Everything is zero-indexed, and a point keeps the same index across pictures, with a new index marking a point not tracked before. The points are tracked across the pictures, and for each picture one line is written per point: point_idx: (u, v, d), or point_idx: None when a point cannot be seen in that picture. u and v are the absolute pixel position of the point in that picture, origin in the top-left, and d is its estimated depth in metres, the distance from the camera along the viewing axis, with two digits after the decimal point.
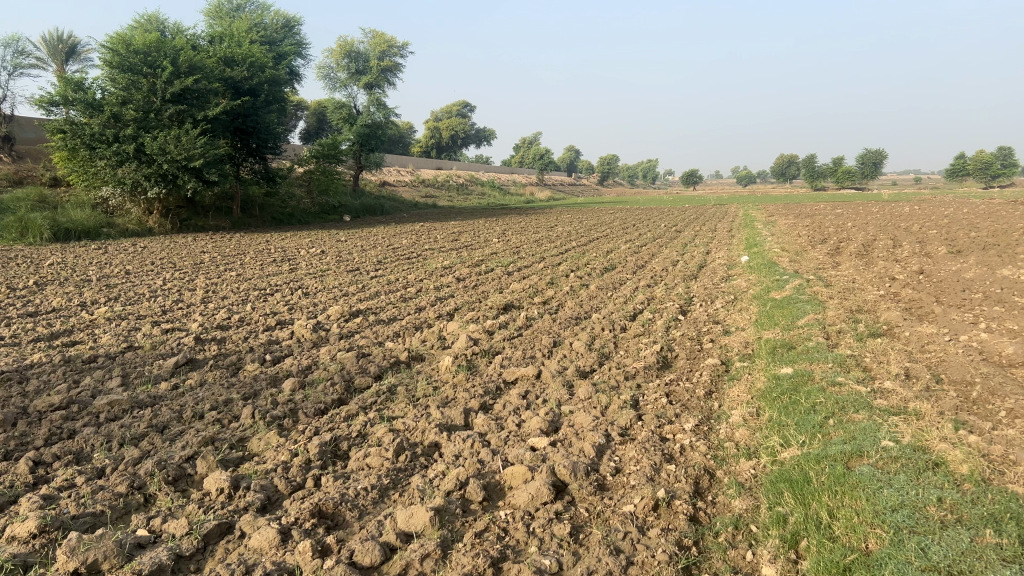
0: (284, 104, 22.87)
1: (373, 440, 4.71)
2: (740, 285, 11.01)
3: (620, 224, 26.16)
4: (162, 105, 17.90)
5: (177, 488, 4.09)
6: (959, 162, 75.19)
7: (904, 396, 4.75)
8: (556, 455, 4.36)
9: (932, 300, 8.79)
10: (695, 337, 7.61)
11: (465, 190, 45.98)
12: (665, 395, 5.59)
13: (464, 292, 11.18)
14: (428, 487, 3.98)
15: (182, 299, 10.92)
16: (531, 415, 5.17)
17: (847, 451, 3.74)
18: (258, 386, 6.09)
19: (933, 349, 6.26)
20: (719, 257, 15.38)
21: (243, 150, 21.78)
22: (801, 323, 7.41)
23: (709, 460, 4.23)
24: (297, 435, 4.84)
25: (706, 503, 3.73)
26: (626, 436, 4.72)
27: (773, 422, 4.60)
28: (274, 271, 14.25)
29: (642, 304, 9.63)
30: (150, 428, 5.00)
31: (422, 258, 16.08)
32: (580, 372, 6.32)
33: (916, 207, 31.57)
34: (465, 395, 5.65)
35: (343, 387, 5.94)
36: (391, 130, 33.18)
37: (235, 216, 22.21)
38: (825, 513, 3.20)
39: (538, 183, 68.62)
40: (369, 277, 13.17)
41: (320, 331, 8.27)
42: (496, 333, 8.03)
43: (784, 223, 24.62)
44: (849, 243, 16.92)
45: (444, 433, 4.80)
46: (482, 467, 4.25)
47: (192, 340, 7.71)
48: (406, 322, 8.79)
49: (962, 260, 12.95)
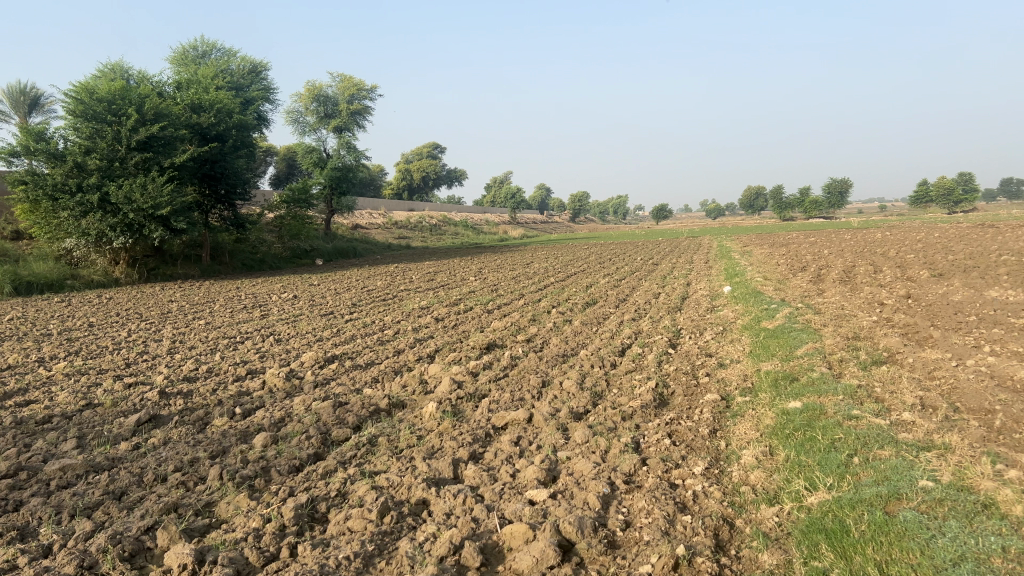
0: (253, 150, 22.53)
1: (353, 500, 4.26)
2: (728, 315, 10.73)
3: (596, 259, 25.93)
4: (127, 153, 17.49)
5: (134, 566, 3.60)
6: (922, 189, 76.53)
7: (927, 427, 4.43)
8: (558, 510, 3.95)
9: (927, 324, 8.56)
10: (690, 371, 7.27)
11: (438, 231, 45.70)
12: (668, 435, 5.21)
13: (444, 332, 10.79)
14: (419, 554, 3.54)
15: (146, 351, 10.38)
16: (525, 464, 4.76)
17: (883, 494, 3.39)
18: (227, 442, 5.61)
19: (942, 376, 5.97)
20: (700, 288, 15.15)
21: (211, 197, 21.33)
22: (800, 353, 7.11)
23: (726, 508, 3.85)
24: (270, 497, 4.38)
25: (731, 558, 3.34)
26: (631, 484, 4.33)
27: (790, 462, 4.23)
28: (244, 318, 13.75)
29: (630, 338, 9.30)
30: (106, 495, 4.50)
31: (398, 299, 15.69)
32: (574, 414, 5.92)
33: (888, 232, 31.77)
34: (452, 444, 5.23)
35: (319, 440, 5.48)
36: (362, 174, 32.88)
37: (204, 264, 21.62)
38: (874, 567, 2.83)
39: (510, 222, 68.58)
40: (344, 320, 12.72)
41: (294, 380, 7.81)
42: (480, 374, 7.62)
43: (761, 252, 24.59)
44: (829, 270, 16.76)
45: (433, 489, 4.38)
46: (476, 527, 3.83)
47: (156, 395, 7.19)
48: (383, 366, 8.36)
49: (946, 283, 12.80)
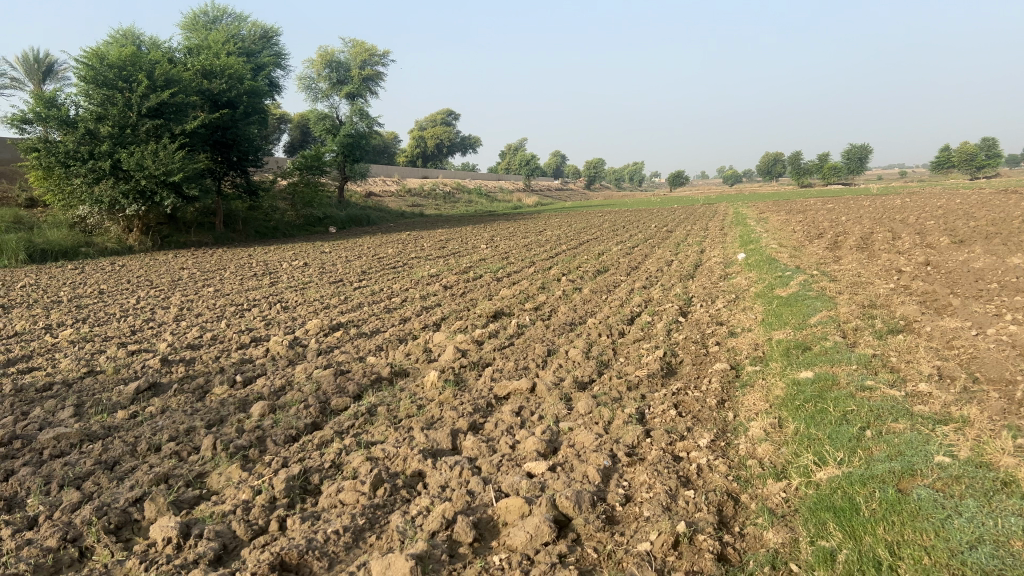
0: (265, 116, 22.32)
1: (347, 471, 4.15)
2: (741, 283, 10.51)
3: (610, 226, 25.60)
4: (138, 119, 17.33)
5: (120, 539, 3.50)
6: (944, 155, 75.21)
7: (945, 399, 4.25)
8: (556, 484, 3.81)
9: (946, 292, 8.32)
10: (699, 340, 7.10)
11: (451, 199, 45.42)
12: (674, 406, 5.06)
13: (452, 300, 10.66)
14: (410, 529, 3.42)
15: (153, 318, 10.31)
16: (525, 435, 4.63)
17: (896, 470, 3.21)
18: (225, 411, 5.51)
19: (961, 346, 5.77)
20: (714, 255, 14.91)
21: (224, 164, 21.17)
22: (813, 321, 6.91)
23: (731, 482, 3.71)
24: (263, 468, 4.27)
25: (734, 535, 3.20)
26: (634, 457, 4.19)
27: (800, 435, 4.07)
28: (254, 285, 13.66)
29: (640, 306, 9.11)
30: (98, 465, 4.41)
31: (409, 267, 15.55)
32: (578, 384, 5.77)
33: (907, 199, 31.23)
34: (452, 414, 5.10)
35: (317, 410, 5.37)
36: (375, 141, 32.58)
37: (218, 232, 21.51)
38: (884, 549, 2.68)
39: (525, 189, 68.07)
40: (352, 288, 12.60)
41: (297, 348, 7.69)
42: (485, 343, 7.47)
43: (777, 219, 24.26)
44: (846, 236, 16.46)
45: (430, 460, 4.25)
46: (471, 500, 3.70)
47: (158, 362, 7.11)
48: (389, 334, 8.24)
49: (967, 250, 12.51)
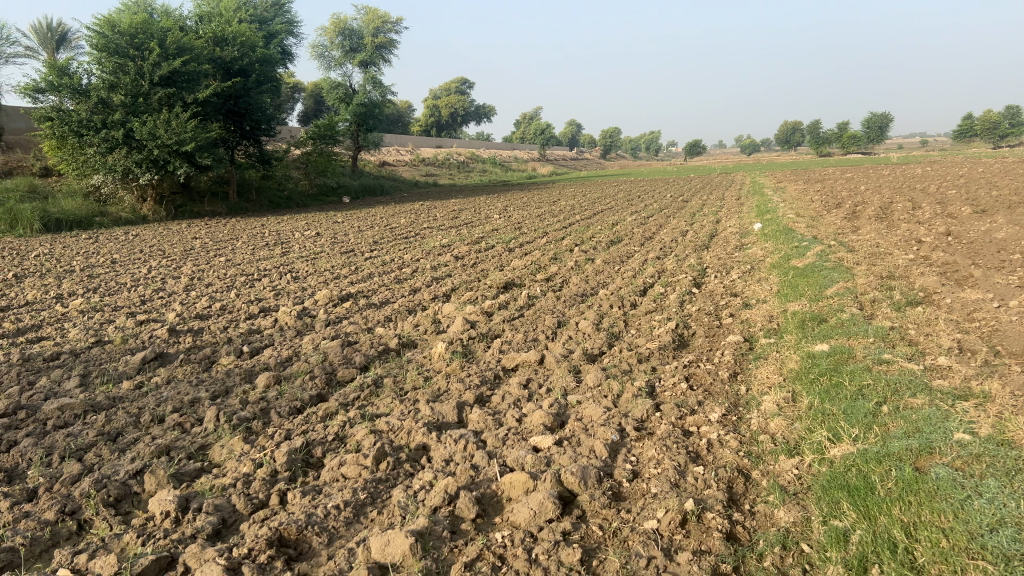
0: (277, 84, 22.13)
1: (350, 445, 4.08)
2: (756, 253, 10.33)
3: (624, 196, 25.33)
4: (151, 88, 17.20)
5: (119, 512, 3.46)
6: (966, 123, 73.83)
7: (966, 373, 4.11)
8: (562, 458, 3.73)
9: (967, 263, 8.12)
10: (712, 312, 6.97)
11: (465, 168, 45.13)
12: (685, 379, 4.96)
13: (462, 270, 10.55)
14: (412, 504, 3.35)
15: (164, 288, 10.27)
16: (532, 408, 4.54)
17: (914, 448, 3.09)
18: (230, 382, 5.47)
19: (982, 318, 5.61)
20: (730, 225, 14.69)
21: (236, 133, 21.02)
22: (830, 292, 6.76)
23: (742, 458, 3.61)
24: (265, 440, 4.21)
25: (744, 513, 3.11)
26: (643, 431, 4.10)
27: (813, 410, 3.95)
28: (265, 255, 13.60)
29: (652, 277, 8.97)
30: (100, 436, 4.37)
31: (421, 237, 15.43)
32: (587, 356, 5.67)
33: (928, 168, 30.68)
34: (458, 386, 5.02)
35: (322, 381, 5.31)
36: (388, 110, 32.30)
37: (232, 201, 21.43)
38: (899, 531, 2.57)
39: (540, 158, 67.55)
40: (364, 258, 12.51)
41: (306, 318, 7.63)
42: (495, 314, 7.37)
43: (795, 189, 23.87)
44: (866, 206, 16.14)
45: (434, 433, 4.18)
46: (475, 475, 3.62)
47: (165, 332, 7.07)
48: (398, 305, 8.15)
49: (989, 220, 12.22)
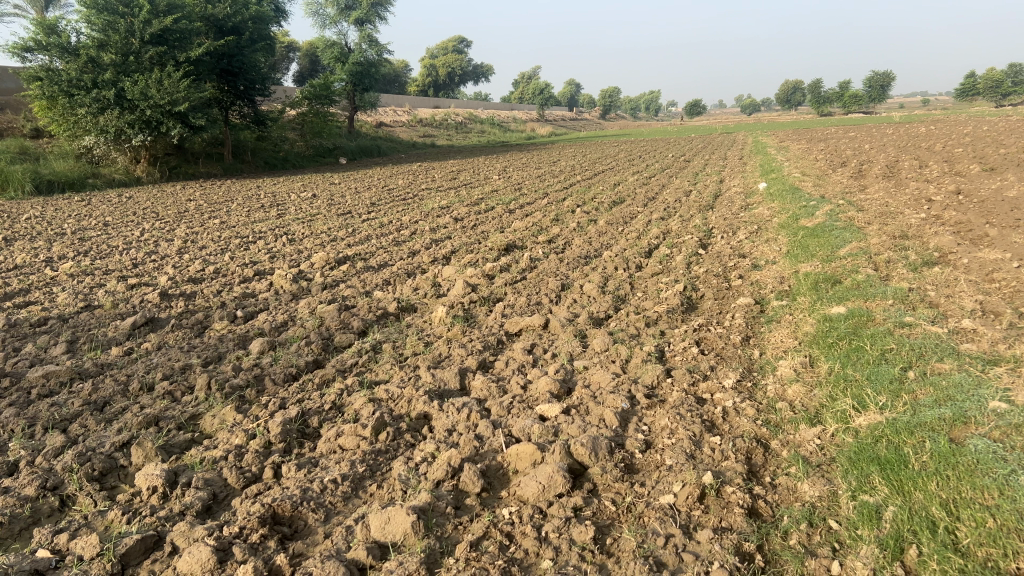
0: (270, 43, 21.62)
1: (348, 414, 3.89)
2: (763, 213, 10.09)
3: (625, 156, 24.95)
4: (141, 47, 16.73)
5: (103, 487, 3.29)
6: (969, 81, 72.86)
7: (993, 337, 3.91)
8: (571, 428, 3.54)
9: (981, 222, 7.88)
10: (721, 273, 6.75)
11: (463, 128, 44.51)
12: (695, 343, 4.77)
13: (462, 232, 10.31)
14: (412, 477, 3.17)
15: (157, 251, 10.03)
16: (538, 374, 4.36)
17: (947, 417, 2.90)
18: (223, 348, 5.26)
19: (1002, 279, 5.39)
20: (734, 184, 14.42)
21: (230, 93, 20.54)
22: (843, 253, 6.53)
23: (760, 427, 3.43)
24: (259, 409, 4.02)
25: (765, 486, 2.94)
26: (654, 399, 3.92)
27: (834, 376, 3.77)
28: (260, 217, 13.32)
29: (658, 238, 8.73)
30: (87, 406, 4.19)
31: (419, 198, 15.16)
32: (593, 320, 5.47)
33: (932, 127, 30.21)
34: (460, 352, 4.83)
35: (319, 347, 5.10)
36: (384, 69, 31.68)
37: (227, 163, 21.03)
38: (939, 509, 2.39)
39: (538, 119, 66.74)
40: (361, 220, 12.25)
41: (302, 282, 7.40)
42: (496, 277, 7.16)
43: (798, 148, 23.49)
44: (872, 165, 15.82)
45: (436, 401, 3.99)
46: (479, 446, 3.44)
47: (156, 297, 6.84)
48: (396, 268, 7.93)
49: (1000, 178, 11.93)
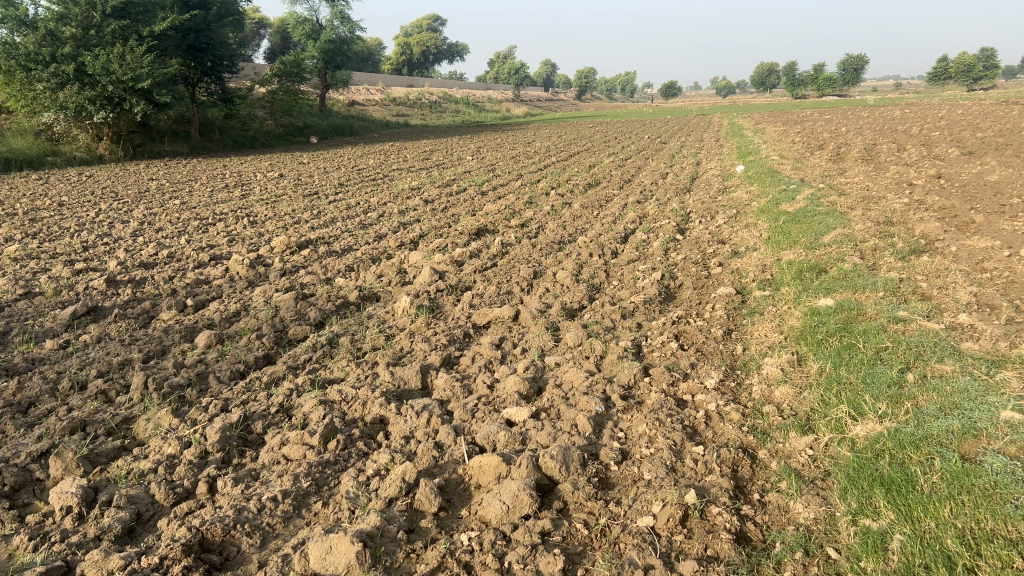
0: (238, 18, 20.93)
1: (296, 419, 3.53)
2: (741, 197, 9.83)
3: (601, 137, 24.57)
4: (103, 20, 16.04)
5: (13, 505, 2.91)
6: (941, 65, 73.31)
7: (993, 334, 3.66)
8: (540, 435, 3.23)
9: (966, 208, 7.66)
10: (699, 260, 6.46)
11: (438, 108, 43.81)
12: (674, 337, 4.47)
13: (432, 215, 9.94)
14: (361, 495, 2.83)
15: (110, 234, 9.52)
16: (505, 373, 4.03)
17: (955, 429, 2.62)
18: (168, 342, 4.87)
19: (994, 268, 5.15)
20: (711, 167, 14.16)
21: (197, 70, 19.81)
22: (827, 240, 6.27)
23: (746, 435, 3.13)
24: (199, 412, 3.65)
25: (753, 505, 2.64)
26: (631, 401, 3.61)
27: (825, 377, 3.48)
28: (223, 198, 12.81)
29: (634, 223, 8.43)
30: (8, 408, 3.79)
31: (389, 179, 14.73)
32: (566, 311, 5.16)
33: (906, 110, 30.17)
34: (423, 347, 4.49)
35: (271, 341, 4.73)
36: (357, 46, 30.94)
37: (194, 141, 20.32)
38: (956, 541, 2.10)
39: (514, 98, 66.08)
40: (327, 201, 11.82)
41: (259, 267, 6.98)
42: (465, 263, 6.81)
43: (775, 130, 23.27)
44: (850, 148, 15.62)
45: (394, 404, 3.65)
46: (438, 456, 3.11)
47: (102, 283, 6.39)
48: (361, 253, 7.55)
49: (980, 162, 11.77)
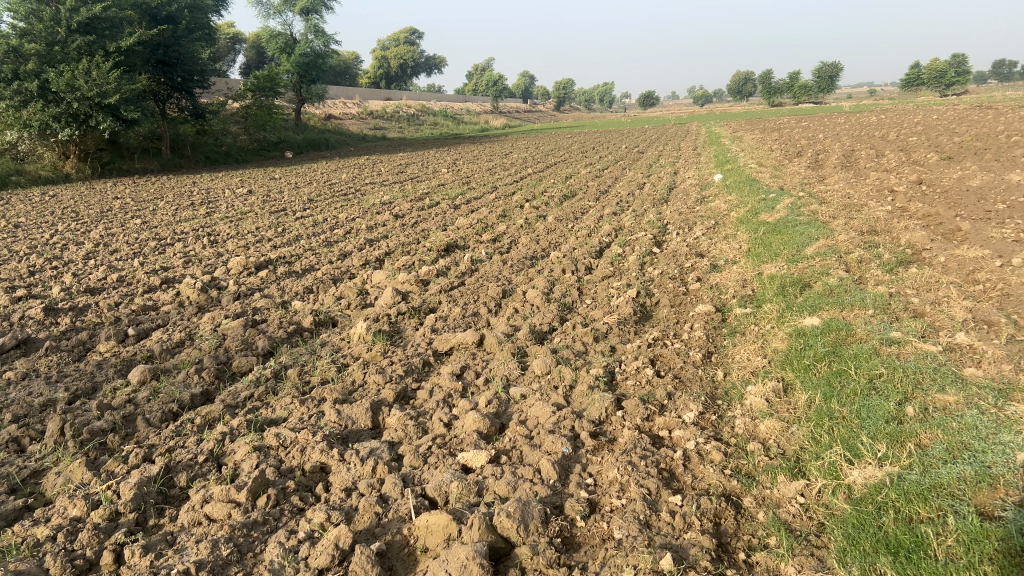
0: (209, 32, 20.45)
1: (226, 471, 3.14)
2: (720, 206, 9.56)
3: (578, 148, 24.38)
4: (68, 36, 15.53)
5: None
6: (913, 70, 74.28)
7: (995, 356, 3.34)
8: (498, 485, 2.86)
9: (950, 215, 7.40)
10: (676, 275, 6.14)
11: (416, 120, 43.44)
12: (651, 363, 4.11)
13: (401, 231, 9.56)
14: (289, 567, 2.45)
15: (61, 256, 9.03)
16: (464, 408, 3.66)
17: (968, 477, 2.29)
18: (98, 379, 4.43)
19: (987, 280, 4.86)
20: (688, 176, 13.92)
21: (167, 86, 19.22)
22: (810, 252, 5.96)
23: (729, 479, 2.78)
24: (119, 463, 3.25)
25: (740, 569, 2.28)
26: (602, 440, 3.25)
27: (815, 410, 3.13)
28: (187, 216, 12.35)
29: (609, 236, 8.10)
30: None
31: (360, 193, 14.34)
32: (535, 334, 4.79)
33: (881, 116, 30.21)
34: (376, 380, 4.09)
35: (211, 375, 4.32)
36: (332, 59, 30.52)
37: (164, 157, 19.78)
38: None
39: (493, 110, 65.82)
40: (294, 218, 11.40)
41: (212, 291, 6.57)
42: (431, 283, 6.43)
43: (751, 138, 23.17)
44: (827, 155, 15.46)
45: (338, 449, 3.27)
46: (382, 513, 2.74)
47: (39, 312, 5.93)
48: (322, 273, 7.15)
49: (959, 167, 11.61)
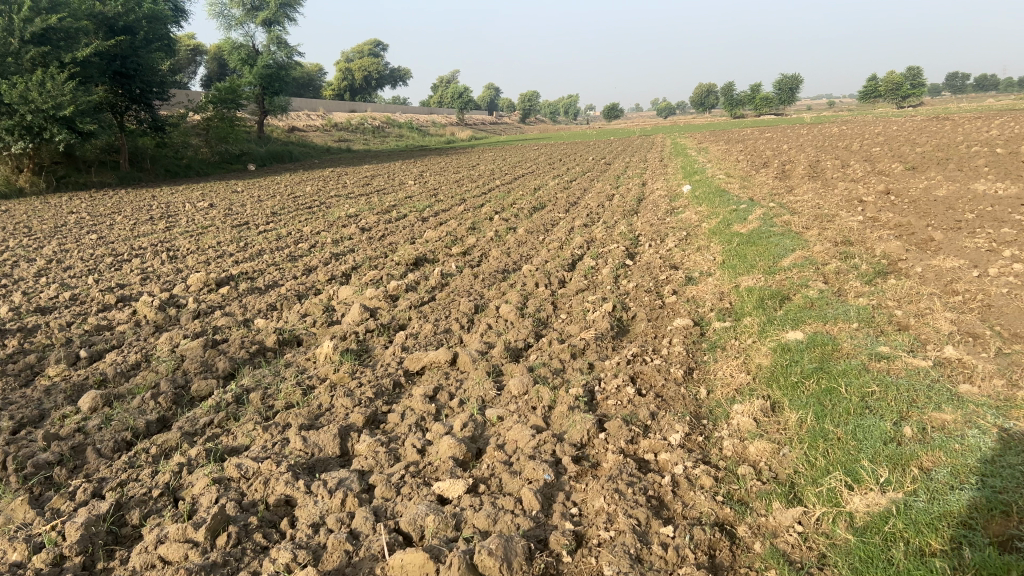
0: (169, 43, 20.00)
1: (183, 506, 2.91)
2: (690, 217, 9.49)
3: (545, 159, 24.31)
4: (21, 46, 15.05)
5: None
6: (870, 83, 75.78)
7: (988, 371, 3.25)
8: (477, 518, 2.67)
9: (922, 225, 7.39)
10: (652, 288, 6.01)
11: (381, 132, 43.13)
12: (631, 380, 3.96)
13: (368, 244, 9.34)
14: None
15: (10, 274, 8.63)
16: (438, 433, 3.47)
17: (979, 508, 2.20)
18: (46, 406, 4.15)
19: (967, 290, 4.80)
20: (657, 187, 13.87)
21: (125, 98, 18.74)
22: (787, 263, 5.87)
23: (722, 506, 2.63)
24: (65, 500, 3.00)
25: None
26: (585, 465, 3.08)
27: (807, 430, 3.00)
28: (145, 231, 11.96)
29: (581, 248, 7.96)
30: None
31: (325, 206, 14.06)
32: (510, 352, 4.62)
33: (842, 127, 30.66)
34: (344, 404, 3.88)
35: (168, 400, 4.07)
36: (296, 71, 30.13)
37: (123, 170, 19.25)
38: None
39: (459, 123, 65.66)
40: (257, 232, 11.10)
41: (170, 309, 6.29)
42: (400, 298, 6.23)
43: (716, 149, 23.27)
44: (794, 165, 15.52)
45: (304, 480, 3.05)
46: (352, 551, 2.54)
47: None
48: (286, 289, 6.91)
49: (924, 176, 11.69)
